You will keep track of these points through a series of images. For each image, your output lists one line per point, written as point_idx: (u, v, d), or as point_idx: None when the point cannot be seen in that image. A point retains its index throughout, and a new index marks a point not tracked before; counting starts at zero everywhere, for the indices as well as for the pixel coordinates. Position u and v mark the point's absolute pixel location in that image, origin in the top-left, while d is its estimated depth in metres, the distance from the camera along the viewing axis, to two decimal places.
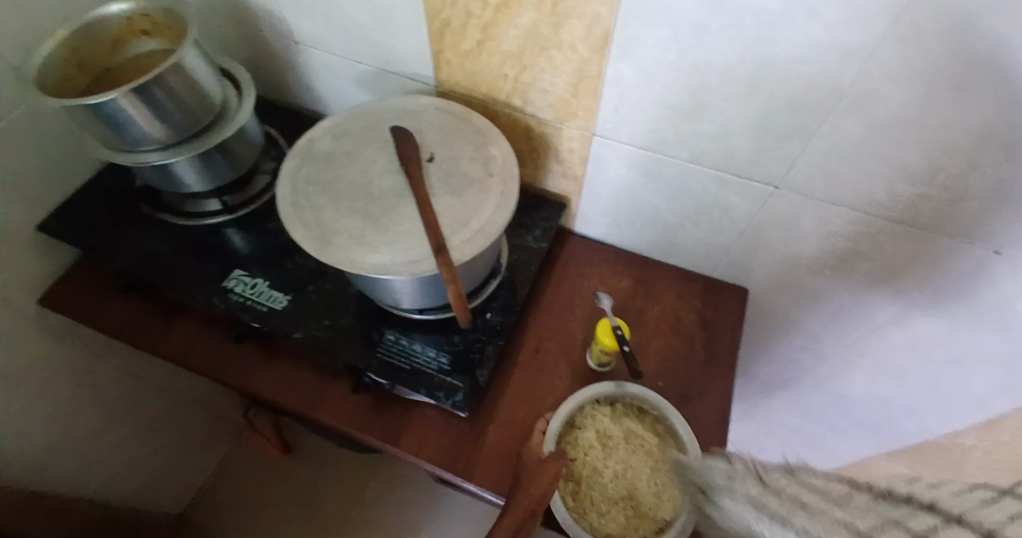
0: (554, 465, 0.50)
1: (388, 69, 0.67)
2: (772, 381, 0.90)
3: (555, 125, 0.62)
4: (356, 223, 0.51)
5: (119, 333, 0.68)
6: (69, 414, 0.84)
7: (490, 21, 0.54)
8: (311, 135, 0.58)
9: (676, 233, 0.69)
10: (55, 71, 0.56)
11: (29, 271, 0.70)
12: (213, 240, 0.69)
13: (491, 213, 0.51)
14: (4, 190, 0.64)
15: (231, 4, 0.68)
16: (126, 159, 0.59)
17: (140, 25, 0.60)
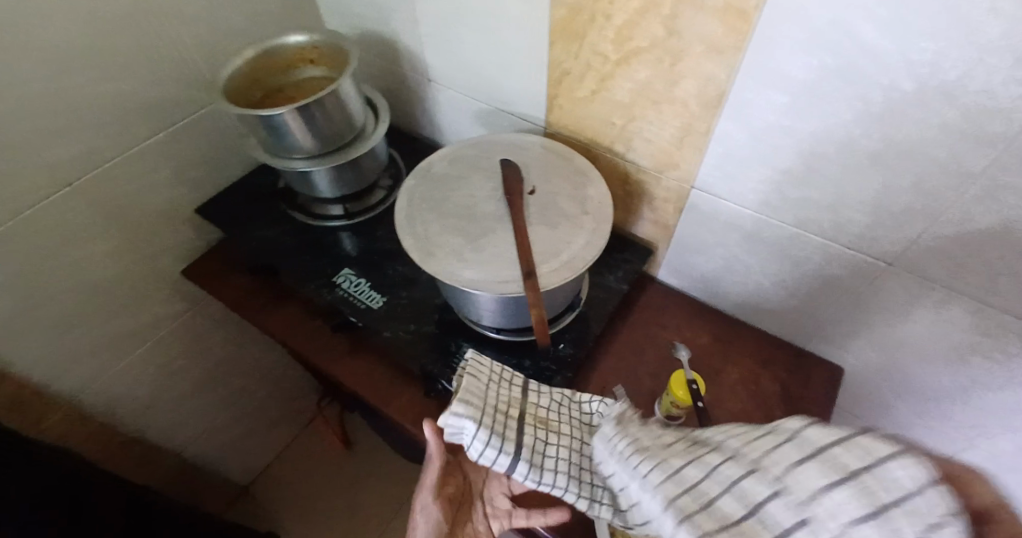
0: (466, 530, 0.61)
1: (504, 109, 0.74)
2: None
3: (653, 173, 0.65)
4: (458, 240, 0.56)
5: (238, 305, 0.79)
6: (180, 371, 0.96)
7: (607, 74, 0.58)
8: (430, 159, 0.65)
9: (767, 295, 0.67)
10: (238, 81, 0.68)
11: (182, 242, 0.83)
12: (328, 239, 0.78)
13: (581, 247, 0.54)
14: (181, 174, 0.77)
15: (384, 43, 0.79)
16: (278, 163, 0.70)
17: (309, 54, 0.72)
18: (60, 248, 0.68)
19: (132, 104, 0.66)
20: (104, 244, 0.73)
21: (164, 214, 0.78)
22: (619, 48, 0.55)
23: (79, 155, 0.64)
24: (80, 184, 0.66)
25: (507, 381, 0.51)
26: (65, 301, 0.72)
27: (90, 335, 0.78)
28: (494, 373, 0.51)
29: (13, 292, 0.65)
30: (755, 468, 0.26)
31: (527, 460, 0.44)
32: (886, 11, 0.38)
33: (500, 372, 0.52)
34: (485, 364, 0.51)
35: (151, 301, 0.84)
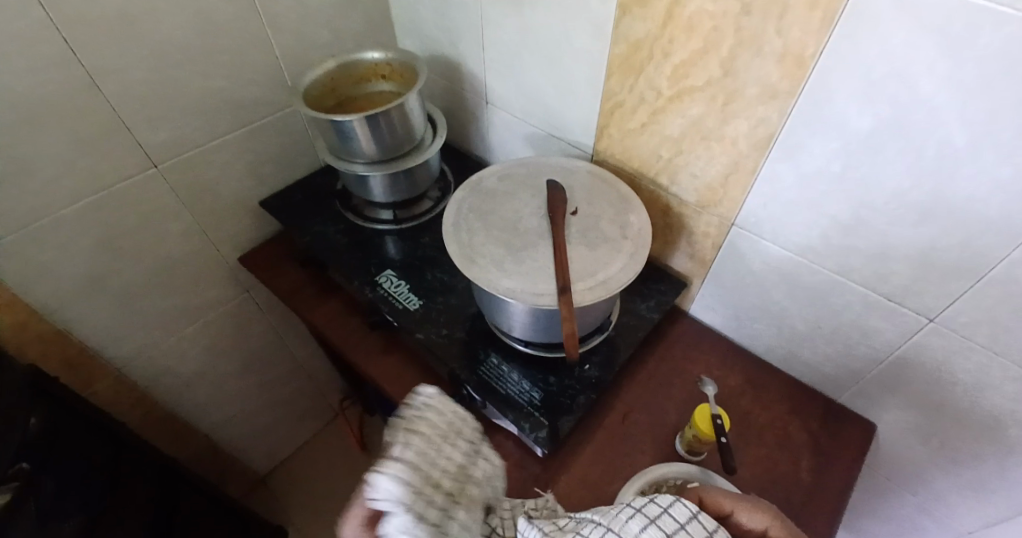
0: None
1: (554, 134, 0.77)
2: (883, 526, 0.81)
3: (695, 208, 0.66)
4: (500, 251, 0.58)
5: (286, 294, 0.83)
6: (221, 353, 1.01)
7: (660, 108, 0.61)
8: (481, 174, 0.68)
9: (802, 343, 0.66)
10: (317, 88, 0.74)
11: (242, 231, 0.89)
12: (375, 241, 0.83)
13: (618, 270, 0.55)
14: (252, 168, 0.84)
15: (450, 64, 0.84)
16: (341, 165, 0.75)
17: (383, 70, 0.78)
18: (138, 222, 0.74)
19: (221, 100, 0.73)
20: (176, 224, 0.79)
21: (231, 203, 0.84)
22: (674, 85, 0.58)
23: (169, 140, 0.71)
24: (165, 166, 0.72)
25: (455, 436, 0.44)
26: (134, 272, 0.78)
27: (150, 308, 0.83)
28: (445, 419, 0.45)
29: (92, 257, 0.71)
30: (610, 527, 0.38)
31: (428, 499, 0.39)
32: (945, 67, 0.39)
33: (448, 420, 0.45)
34: (436, 410, 0.45)
35: (207, 284, 0.90)
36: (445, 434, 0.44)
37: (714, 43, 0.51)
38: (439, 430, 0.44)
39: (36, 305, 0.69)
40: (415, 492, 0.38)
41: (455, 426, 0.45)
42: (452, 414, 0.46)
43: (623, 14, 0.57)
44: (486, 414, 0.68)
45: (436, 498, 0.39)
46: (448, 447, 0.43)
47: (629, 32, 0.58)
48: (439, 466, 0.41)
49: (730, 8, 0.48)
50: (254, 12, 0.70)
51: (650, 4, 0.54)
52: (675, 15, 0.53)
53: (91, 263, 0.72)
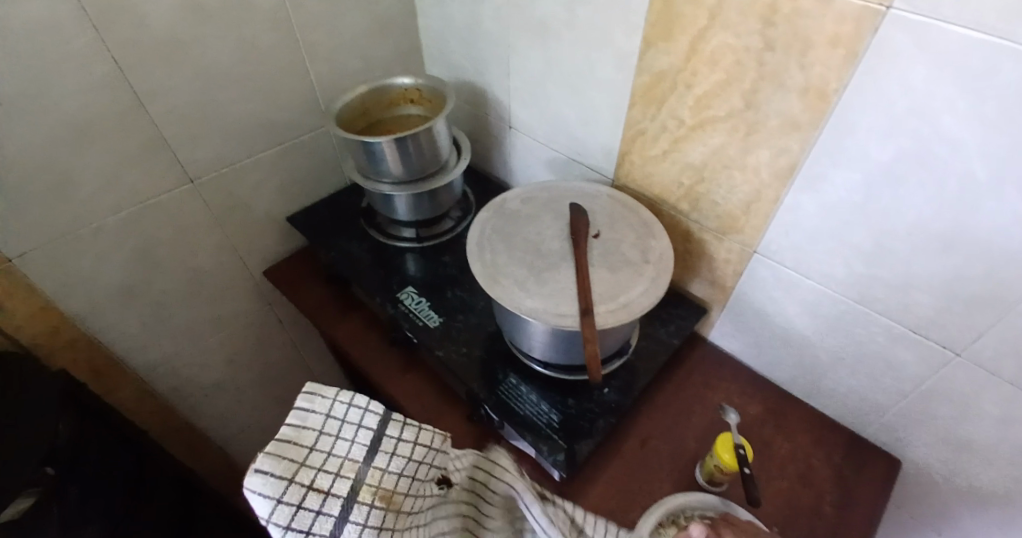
0: None
1: (576, 159, 0.79)
2: None
3: (716, 234, 0.67)
4: (524, 272, 0.59)
5: (309, 308, 0.85)
6: (241, 365, 1.02)
7: (682, 136, 0.62)
8: (505, 196, 0.70)
9: (824, 372, 0.66)
10: (348, 111, 0.77)
11: (269, 246, 0.91)
12: (398, 259, 0.84)
13: (640, 294, 0.56)
14: (282, 185, 0.86)
15: (476, 90, 0.87)
16: (368, 185, 0.77)
17: (411, 95, 0.81)
18: (171, 235, 0.77)
19: (257, 121, 0.76)
20: (207, 238, 0.81)
21: (260, 219, 0.87)
22: (696, 115, 0.59)
23: (206, 158, 0.74)
24: (200, 183, 0.75)
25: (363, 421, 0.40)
26: (164, 284, 0.80)
27: (176, 319, 0.85)
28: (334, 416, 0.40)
29: (125, 268, 0.74)
30: None
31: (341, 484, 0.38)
32: (968, 105, 0.40)
33: (343, 413, 0.40)
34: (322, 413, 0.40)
35: (232, 296, 0.92)
36: (328, 433, 0.39)
37: (738, 76, 0.53)
38: (329, 424, 0.39)
39: (70, 313, 0.71)
40: (279, 493, 0.35)
41: (349, 421, 0.40)
42: (351, 405, 0.41)
43: (648, 47, 0.59)
44: (504, 434, 0.68)
45: (313, 493, 0.36)
46: (335, 445, 0.39)
47: (653, 64, 0.60)
48: (333, 454, 0.38)
49: (754, 43, 0.50)
50: (293, 39, 0.73)
51: (675, 38, 0.56)
52: (699, 49, 0.54)
53: (124, 274, 0.74)
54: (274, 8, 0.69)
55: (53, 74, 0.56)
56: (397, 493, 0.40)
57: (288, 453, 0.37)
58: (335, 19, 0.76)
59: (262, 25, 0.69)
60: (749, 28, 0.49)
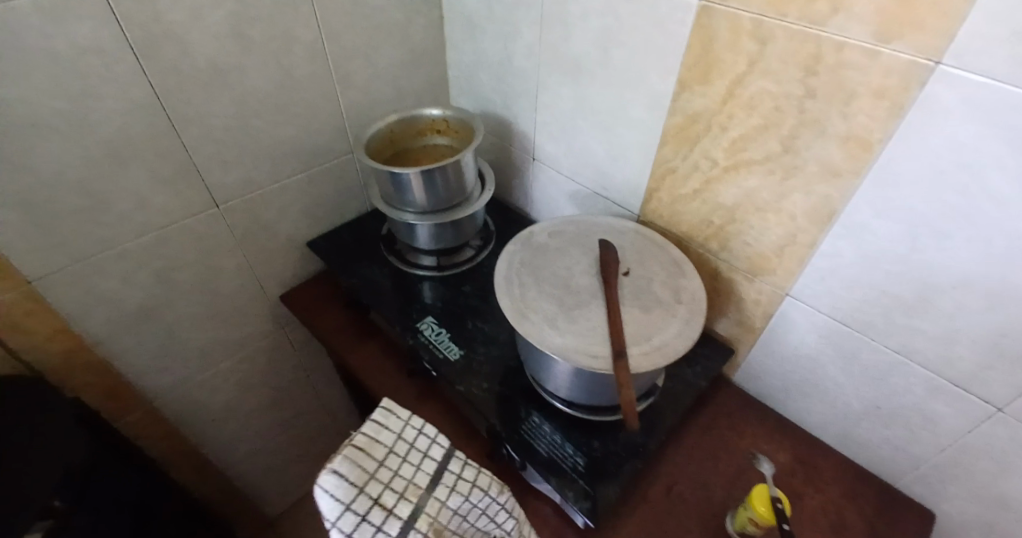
0: None
1: (602, 193, 0.79)
2: None
3: (746, 275, 0.66)
4: (554, 308, 0.58)
5: (326, 334, 0.84)
6: (252, 389, 1.01)
7: (714, 177, 0.62)
8: (532, 229, 0.69)
9: (857, 419, 0.64)
10: (377, 139, 0.78)
11: (288, 269, 0.91)
12: (418, 287, 0.84)
13: (675, 336, 0.55)
14: (305, 209, 0.86)
15: (502, 122, 0.88)
16: (393, 213, 0.77)
17: (439, 125, 0.82)
18: (193, 258, 0.76)
19: (286, 147, 0.77)
20: (228, 261, 0.81)
21: (281, 243, 0.86)
22: (730, 156, 0.59)
23: (234, 182, 0.74)
24: (226, 207, 0.75)
25: (415, 445, 0.49)
26: (183, 307, 0.79)
27: (191, 342, 0.84)
28: (402, 437, 0.49)
29: (146, 290, 0.73)
30: None
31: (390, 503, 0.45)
32: (1016, 161, 0.40)
33: (411, 438, 0.49)
34: (393, 431, 0.49)
35: (248, 320, 0.91)
36: (397, 455, 0.48)
37: (776, 121, 0.53)
38: (392, 443, 0.48)
39: (87, 335, 0.70)
40: (350, 496, 0.43)
41: (420, 445, 0.49)
42: (421, 435, 0.50)
43: (682, 90, 0.60)
44: (525, 474, 0.66)
45: (378, 509, 0.44)
46: (399, 466, 0.47)
47: (688, 106, 0.60)
48: (399, 476, 0.46)
49: (795, 91, 0.50)
50: (327, 69, 0.75)
51: (711, 82, 0.57)
52: (736, 94, 0.55)
53: (145, 295, 0.73)
54: (312, 40, 0.71)
55: (95, 98, 0.56)
56: (444, 528, 0.47)
57: (362, 463, 0.46)
58: (369, 51, 0.78)
59: (299, 55, 0.71)
60: (790, 76, 0.50)
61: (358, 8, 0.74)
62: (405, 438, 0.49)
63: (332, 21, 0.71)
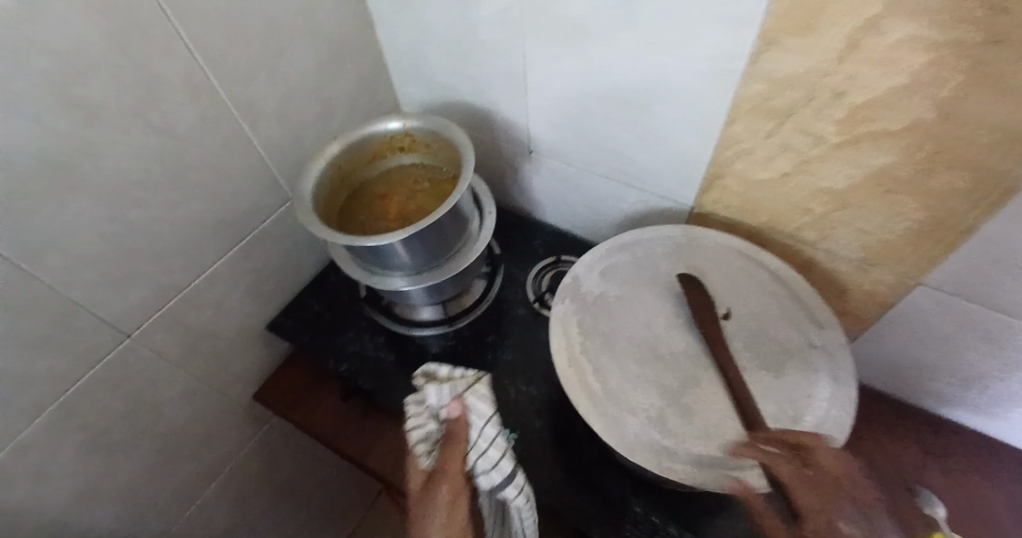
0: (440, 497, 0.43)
1: (633, 184, 0.61)
2: None
3: (857, 263, 0.52)
4: (655, 397, 0.42)
5: (329, 437, 0.67)
6: (255, 491, 0.83)
7: (815, 156, 0.46)
8: (577, 272, 0.51)
9: (999, 401, 0.54)
10: (325, 187, 0.56)
11: (253, 363, 0.70)
12: (428, 355, 0.65)
13: (826, 405, 0.41)
14: (250, 290, 0.65)
15: (482, 112, 0.66)
16: (374, 283, 0.57)
17: (400, 142, 0.60)
18: (124, 411, 0.56)
19: (202, 226, 0.55)
20: (172, 392, 0.61)
21: (233, 340, 0.66)
22: (844, 131, 0.43)
23: (143, 300, 0.52)
24: (141, 331, 0.53)
25: (436, 426, 0.47)
26: (133, 465, 0.60)
27: (159, 492, 0.66)
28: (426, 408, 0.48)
29: (75, 472, 0.54)
30: None
31: (420, 441, 0.46)
32: None
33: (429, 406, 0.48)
34: (443, 397, 0.47)
35: (220, 437, 0.72)
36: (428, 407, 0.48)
37: (935, 81, 0.36)
38: (430, 429, 0.47)
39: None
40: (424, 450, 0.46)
41: (482, 440, 0.45)
42: (478, 453, 0.45)
43: (766, 47, 0.41)
44: None
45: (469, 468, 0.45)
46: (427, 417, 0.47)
47: (775, 69, 0.42)
48: (429, 422, 0.47)
49: (980, 36, 0.33)
50: (223, 104, 0.51)
51: (819, 34, 0.38)
52: (859, 46, 0.37)
53: (79, 480, 0.54)
54: (187, 70, 0.46)
55: None
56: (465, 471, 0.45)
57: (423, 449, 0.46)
58: (273, 61, 0.54)
59: (177, 98, 0.46)
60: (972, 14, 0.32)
61: (240, 3, 0.48)
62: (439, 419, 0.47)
63: (205, 36, 0.46)
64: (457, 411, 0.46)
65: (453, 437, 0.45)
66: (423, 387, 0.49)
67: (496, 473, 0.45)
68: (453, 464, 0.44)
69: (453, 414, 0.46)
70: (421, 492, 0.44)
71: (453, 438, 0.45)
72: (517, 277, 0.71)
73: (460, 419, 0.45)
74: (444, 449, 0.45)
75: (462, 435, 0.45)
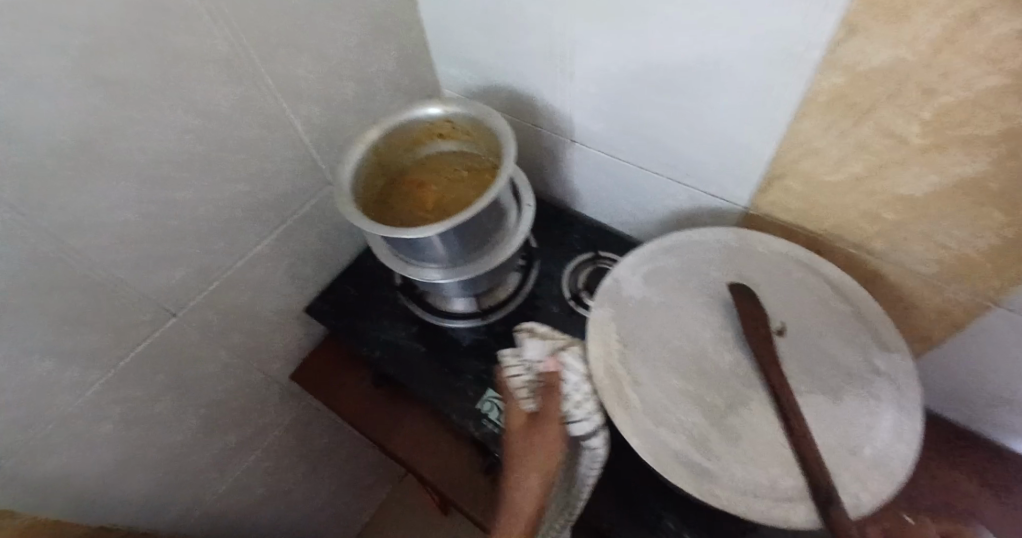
0: (534, 441, 0.42)
1: (684, 181, 0.57)
2: None
3: (932, 280, 0.47)
4: (698, 415, 0.40)
5: (359, 422, 0.67)
6: (288, 465, 0.86)
7: (894, 161, 0.41)
8: (618, 275, 0.48)
9: None
10: (363, 174, 0.55)
11: (288, 344, 0.71)
12: (459, 348, 0.64)
13: (889, 438, 0.37)
14: (286, 273, 0.65)
15: (526, 98, 0.63)
16: (409, 273, 0.56)
17: (439, 129, 0.58)
18: (164, 386, 0.57)
19: (242, 209, 0.54)
20: (213, 369, 0.62)
21: (272, 320, 0.66)
22: (933, 135, 0.38)
23: (183, 280, 0.53)
24: (186, 310, 0.55)
25: (532, 377, 0.45)
26: (173, 437, 0.62)
27: (200, 463, 0.68)
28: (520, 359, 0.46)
29: (119, 441, 0.56)
30: None
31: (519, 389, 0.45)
32: None
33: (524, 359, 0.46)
34: (541, 351, 0.45)
35: (257, 413, 0.73)
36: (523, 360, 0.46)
37: None
38: (528, 380, 0.45)
39: (65, 515, 0.55)
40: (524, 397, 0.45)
41: (577, 393, 0.42)
42: (572, 404, 0.42)
43: (849, 36, 0.36)
44: None
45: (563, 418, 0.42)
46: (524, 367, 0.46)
47: (858, 61, 0.37)
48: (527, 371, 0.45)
49: None
50: (264, 86, 0.50)
51: (911, 23, 0.33)
52: (961, 39, 0.32)
53: (121, 451, 0.56)
54: (228, 50, 0.45)
55: None
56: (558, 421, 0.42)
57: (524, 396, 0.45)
58: (315, 40, 0.52)
59: (218, 79, 0.46)
60: None
61: None
62: (535, 372, 0.44)
63: (246, 15, 0.45)
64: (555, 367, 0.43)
65: (551, 389, 0.43)
66: (522, 340, 0.47)
67: (590, 426, 0.41)
68: (548, 414, 0.42)
69: (548, 369, 0.43)
70: (519, 432, 0.44)
71: (550, 390, 0.43)
72: (553, 271, 0.69)
73: (555, 374, 0.43)
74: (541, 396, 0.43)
75: (560, 388, 0.43)
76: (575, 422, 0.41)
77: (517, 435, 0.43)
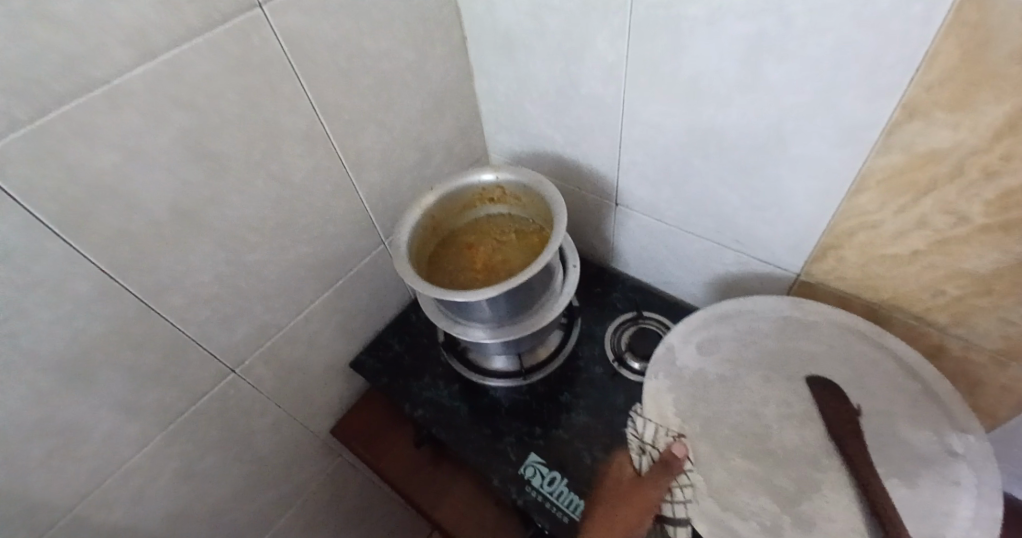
0: (640, 505, 0.41)
1: (732, 246, 0.58)
2: None
3: (1002, 358, 0.45)
4: (765, 497, 0.39)
5: (399, 482, 0.67)
6: (323, 523, 0.84)
7: (956, 237, 0.41)
8: (670, 343, 0.49)
9: None
10: (418, 237, 0.58)
11: (332, 398, 0.72)
12: (501, 408, 0.64)
13: (970, 530, 0.35)
14: (337, 328, 0.66)
15: (574, 163, 0.66)
16: (457, 332, 0.57)
17: (491, 194, 0.60)
18: (216, 440, 0.58)
19: (304, 268, 0.57)
20: (261, 422, 0.63)
21: (320, 375, 0.67)
22: (998, 214, 0.38)
23: (244, 336, 0.55)
24: (243, 366, 0.56)
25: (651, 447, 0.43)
26: (218, 492, 0.62)
27: (239, 518, 0.67)
28: (641, 425, 0.43)
29: (168, 496, 0.56)
30: None
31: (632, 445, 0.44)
32: None
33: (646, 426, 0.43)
34: (667, 435, 0.43)
35: (298, 468, 0.73)
36: (643, 427, 0.43)
37: None
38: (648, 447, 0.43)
39: None
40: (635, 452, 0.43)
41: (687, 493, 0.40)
42: (678, 499, 0.40)
43: (907, 118, 0.37)
44: None
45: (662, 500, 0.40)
46: (645, 430, 0.43)
47: (915, 142, 0.38)
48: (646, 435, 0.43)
49: None
50: (334, 155, 0.53)
51: (972, 109, 0.34)
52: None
53: (170, 505, 0.57)
54: (306, 125, 0.49)
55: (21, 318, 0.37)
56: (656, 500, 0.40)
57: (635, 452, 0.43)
58: (382, 114, 0.56)
59: (294, 151, 0.49)
60: None
61: (357, 62, 0.50)
62: (656, 448, 0.42)
63: (323, 94, 0.49)
64: (679, 449, 0.41)
65: (668, 469, 0.41)
66: (644, 411, 0.44)
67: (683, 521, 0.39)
68: (656, 491, 0.40)
69: (675, 452, 0.41)
70: (626, 485, 0.43)
71: (666, 470, 0.41)
72: (596, 332, 0.69)
73: (675, 461, 0.41)
74: (656, 469, 0.41)
75: (677, 472, 0.40)
76: (680, 510, 0.39)
77: (625, 487, 0.43)
